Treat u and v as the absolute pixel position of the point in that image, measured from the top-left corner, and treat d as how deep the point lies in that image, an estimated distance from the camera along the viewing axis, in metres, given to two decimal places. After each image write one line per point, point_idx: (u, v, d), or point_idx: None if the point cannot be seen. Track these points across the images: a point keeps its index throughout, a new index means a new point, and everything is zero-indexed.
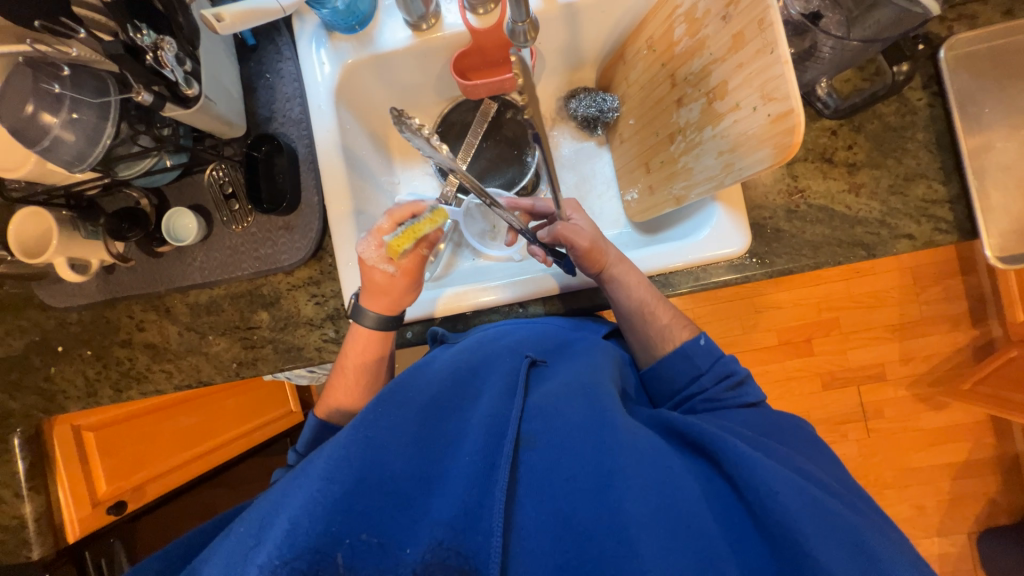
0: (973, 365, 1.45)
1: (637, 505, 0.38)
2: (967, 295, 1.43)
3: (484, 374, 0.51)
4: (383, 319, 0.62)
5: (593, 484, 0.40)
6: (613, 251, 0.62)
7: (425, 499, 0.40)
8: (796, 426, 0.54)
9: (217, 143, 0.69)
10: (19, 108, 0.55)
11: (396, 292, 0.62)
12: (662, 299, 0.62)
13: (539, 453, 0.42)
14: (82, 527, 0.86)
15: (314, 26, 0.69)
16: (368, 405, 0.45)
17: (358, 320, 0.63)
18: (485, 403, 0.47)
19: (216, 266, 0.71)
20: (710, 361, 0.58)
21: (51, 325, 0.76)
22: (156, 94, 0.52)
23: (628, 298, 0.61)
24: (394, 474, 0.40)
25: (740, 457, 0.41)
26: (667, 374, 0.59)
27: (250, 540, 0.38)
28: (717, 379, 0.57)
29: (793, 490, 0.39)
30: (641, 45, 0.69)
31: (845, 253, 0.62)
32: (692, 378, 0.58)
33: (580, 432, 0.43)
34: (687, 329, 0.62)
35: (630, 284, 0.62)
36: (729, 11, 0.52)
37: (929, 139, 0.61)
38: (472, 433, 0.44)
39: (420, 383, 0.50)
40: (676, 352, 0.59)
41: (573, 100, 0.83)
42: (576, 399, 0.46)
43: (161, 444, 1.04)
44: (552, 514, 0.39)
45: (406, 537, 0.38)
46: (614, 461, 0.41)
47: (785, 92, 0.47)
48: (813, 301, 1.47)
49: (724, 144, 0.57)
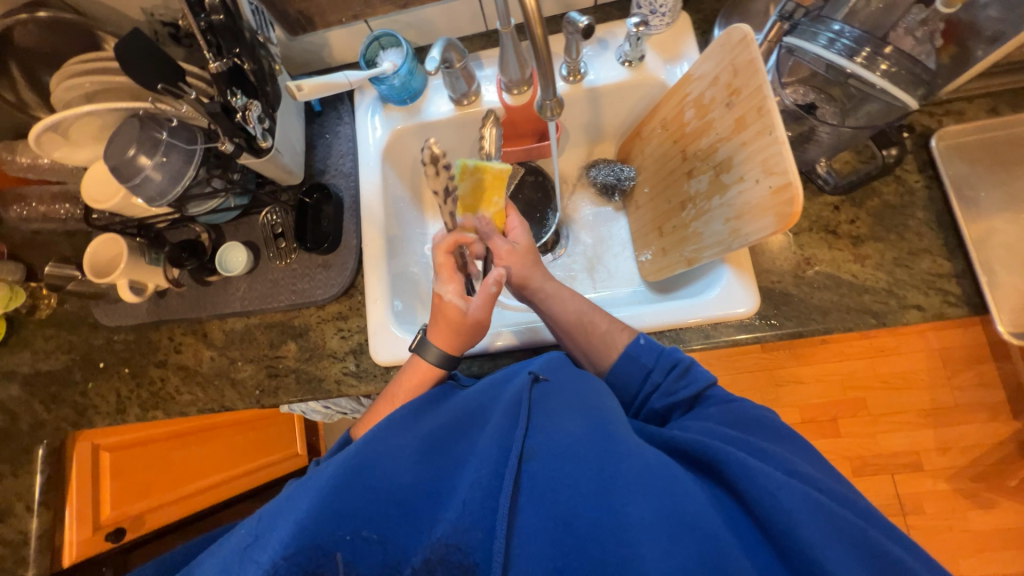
0: (1019, 461, 1.35)
1: (639, 509, 0.39)
2: (1004, 384, 1.37)
3: (494, 393, 0.53)
4: (446, 356, 0.62)
5: (594, 487, 0.41)
6: (539, 269, 0.67)
7: (431, 507, 0.41)
8: (762, 416, 0.52)
9: (276, 189, 0.78)
10: (123, 150, 0.64)
11: (462, 334, 0.62)
12: (600, 309, 0.64)
13: (540, 462, 0.43)
14: (78, 551, 0.88)
15: (372, 98, 0.81)
16: (377, 425, 0.47)
17: (420, 354, 0.63)
18: (492, 421, 0.47)
19: (256, 296, 0.77)
20: (653, 356, 0.58)
21: (97, 342, 0.82)
22: (237, 145, 0.62)
23: (563, 312, 0.64)
24: (401, 484, 0.41)
25: (748, 470, 0.41)
26: (619, 381, 0.60)
27: (255, 545, 0.40)
28: (666, 371, 0.57)
29: (797, 496, 0.39)
30: (654, 125, 0.78)
31: (854, 320, 0.64)
32: (643, 378, 0.58)
33: (584, 444, 0.44)
34: (626, 333, 0.62)
35: (561, 300, 0.64)
36: (731, 100, 0.60)
37: (929, 218, 0.65)
38: (481, 445, 0.45)
39: (429, 405, 0.51)
40: (621, 356, 0.59)
41: (593, 169, 0.91)
42: (575, 415, 0.47)
43: (170, 473, 1.05)
44: (553, 516, 0.40)
45: (414, 539, 0.39)
46: (617, 467, 0.41)
47: (783, 167, 0.53)
48: (837, 379, 1.43)
49: (730, 212, 0.62)
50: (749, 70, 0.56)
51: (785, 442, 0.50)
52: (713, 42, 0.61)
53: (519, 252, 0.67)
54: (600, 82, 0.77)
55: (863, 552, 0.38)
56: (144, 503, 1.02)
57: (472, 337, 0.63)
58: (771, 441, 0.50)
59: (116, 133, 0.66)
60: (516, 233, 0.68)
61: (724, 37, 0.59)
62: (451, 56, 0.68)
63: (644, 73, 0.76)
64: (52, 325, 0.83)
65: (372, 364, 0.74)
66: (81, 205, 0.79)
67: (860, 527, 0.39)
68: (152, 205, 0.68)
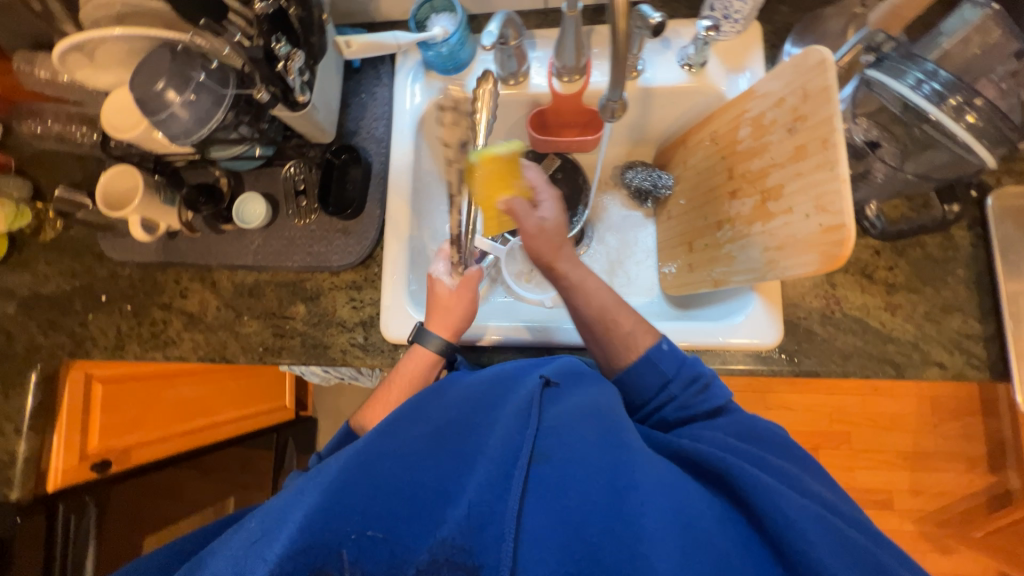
0: (987, 514, 1.38)
1: (652, 522, 0.38)
2: (988, 440, 1.39)
3: (503, 391, 0.52)
4: (446, 344, 0.64)
5: (607, 496, 0.40)
6: (568, 248, 0.60)
7: (438, 506, 0.39)
8: (767, 428, 0.54)
9: (303, 144, 0.75)
10: (151, 82, 0.61)
11: (461, 310, 0.65)
12: (626, 305, 0.60)
13: (551, 466, 0.42)
14: (64, 478, 0.87)
15: (415, 62, 0.77)
16: (387, 423, 0.46)
17: (420, 342, 0.64)
18: (501, 420, 0.46)
19: (270, 253, 0.75)
20: (675, 365, 0.57)
21: (101, 274, 0.80)
22: (272, 95, 0.59)
23: (587, 306, 0.59)
24: (410, 480, 0.41)
25: (758, 484, 0.41)
26: (634, 385, 0.58)
27: (264, 536, 0.39)
28: (686, 384, 0.56)
29: (808, 515, 0.39)
30: (703, 136, 0.75)
31: (873, 368, 0.63)
32: (660, 387, 0.57)
33: (596, 452, 0.43)
34: (649, 334, 0.59)
35: (591, 290, 0.60)
36: (795, 125, 0.57)
37: (968, 276, 0.63)
38: (489, 445, 0.43)
39: (437, 399, 0.51)
40: (641, 359, 0.57)
41: (630, 170, 0.88)
42: (587, 419, 0.46)
43: (160, 411, 1.05)
44: (565, 522, 0.38)
45: (418, 539, 0.38)
46: (630, 478, 0.41)
47: (838, 207, 0.51)
48: (826, 411, 1.44)
49: (771, 242, 0.60)
50: (821, 97, 0.53)
51: (786, 455, 0.51)
52: (785, 61, 0.58)
53: (548, 231, 0.59)
54: (655, 82, 0.74)
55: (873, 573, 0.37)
56: (132, 437, 1.00)
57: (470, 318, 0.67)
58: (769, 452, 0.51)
59: (144, 62, 0.62)
60: (545, 209, 0.60)
61: (800, 58, 0.56)
62: (508, 32, 0.65)
63: (705, 79, 0.73)
64: (55, 250, 0.81)
65: (380, 340, 0.73)
66: (98, 130, 0.76)
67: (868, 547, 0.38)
68: (175, 143, 0.65)
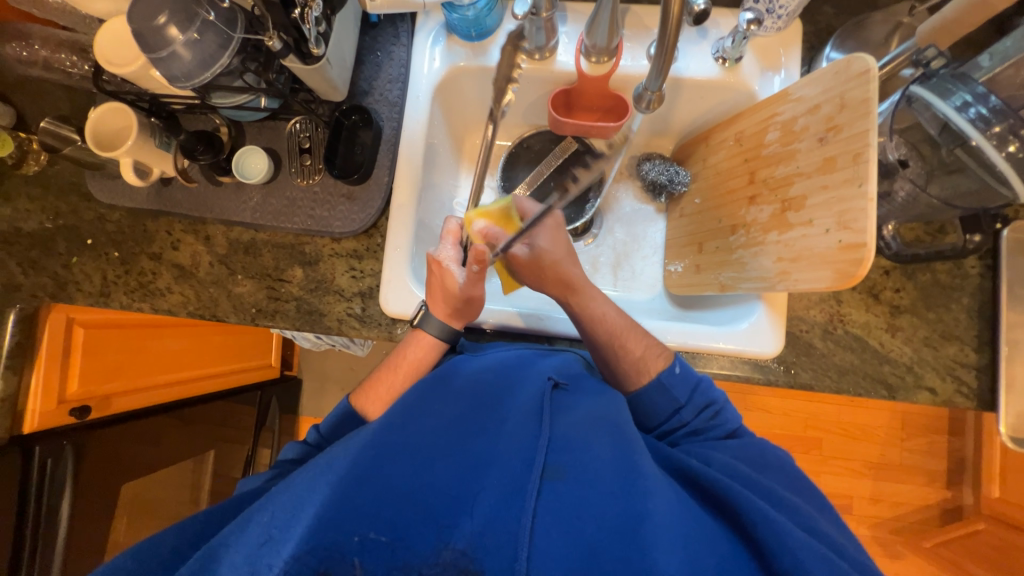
0: (937, 525, 1.45)
1: (667, 554, 0.37)
2: (948, 456, 1.45)
3: (515, 398, 0.52)
4: (446, 328, 0.62)
5: (619, 523, 0.39)
6: (574, 271, 0.62)
7: (447, 515, 0.40)
8: (777, 459, 0.54)
9: (311, 99, 0.71)
10: (151, 16, 0.56)
11: (463, 307, 0.62)
12: (636, 328, 0.61)
13: (564, 482, 0.42)
14: (41, 420, 0.84)
15: (436, 23, 0.73)
16: (397, 421, 0.47)
17: (422, 327, 0.63)
18: (512, 429, 0.47)
19: (269, 212, 0.72)
20: (687, 392, 0.58)
21: (87, 217, 0.76)
22: (284, 43, 0.56)
23: (598, 329, 0.60)
24: (424, 485, 0.41)
25: (767, 520, 0.41)
26: (647, 408, 0.59)
27: (270, 534, 0.39)
28: (697, 411, 0.58)
29: (819, 558, 0.39)
30: (728, 135, 0.72)
31: (866, 387, 0.64)
32: (672, 412, 0.58)
33: (609, 473, 0.43)
34: (661, 358, 0.60)
35: (597, 313, 0.61)
36: (827, 135, 0.55)
37: (972, 306, 0.64)
38: (500, 454, 0.44)
39: (448, 398, 0.51)
40: (653, 384, 0.58)
41: (647, 163, 0.86)
42: (600, 434, 0.47)
43: (143, 360, 1.02)
44: (576, 545, 0.38)
45: (425, 547, 0.38)
46: (644, 504, 0.40)
47: (862, 226, 0.50)
48: (801, 416, 1.48)
49: (786, 252, 0.59)
50: (859, 109, 0.51)
51: (794, 487, 0.52)
52: (826, 67, 0.56)
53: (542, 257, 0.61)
54: (687, 72, 0.71)
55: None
56: (112, 386, 0.97)
57: (468, 314, 0.63)
58: (780, 483, 0.51)
59: None
60: (537, 236, 0.62)
61: (842, 65, 0.54)
62: (541, 3, 0.61)
63: (737, 76, 0.70)
64: (38, 185, 0.76)
65: (378, 312, 0.71)
66: (91, 60, 0.71)
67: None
68: (174, 84, 0.60)
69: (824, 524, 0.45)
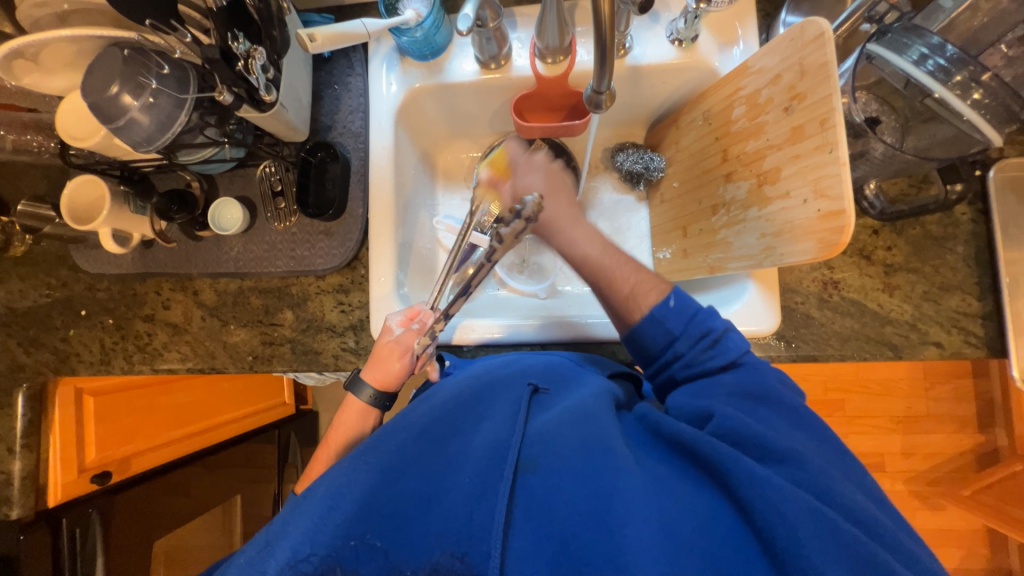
0: (975, 472, 1.42)
1: (636, 529, 0.38)
2: (977, 400, 1.42)
3: (493, 399, 0.52)
4: (379, 396, 0.62)
5: (592, 504, 0.40)
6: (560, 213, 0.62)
7: (426, 518, 0.41)
8: (801, 410, 0.50)
9: (275, 142, 0.71)
10: (104, 87, 0.56)
11: (392, 368, 0.62)
12: (625, 259, 0.59)
13: (536, 474, 0.43)
14: (64, 492, 0.85)
15: (388, 49, 0.73)
16: (373, 434, 0.46)
17: (355, 392, 0.63)
18: (487, 428, 0.48)
19: (251, 259, 0.72)
20: (683, 322, 0.55)
21: (78, 288, 0.77)
22: (236, 95, 0.57)
23: (585, 268, 0.60)
24: (399, 493, 0.41)
25: (751, 477, 0.40)
26: (643, 341, 0.57)
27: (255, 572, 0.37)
28: (694, 342, 0.54)
29: (800, 511, 0.38)
30: (697, 115, 0.71)
31: (871, 350, 0.63)
32: (666, 344, 0.55)
33: (579, 458, 0.44)
34: (656, 291, 0.57)
35: (579, 254, 0.60)
36: (792, 104, 0.54)
37: (968, 253, 0.62)
38: (475, 454, 0.45)
39: (425, 403, 0.51)
40: (646, 319, 0.56)
41: (621, 154, 0.85)
42: (573, 423, 0.47)
43: (157, 417, 1.04)
44: (550, 533, 0.40)
45: (411, 551, 0.39)
46: (615, 483, 0.41)
47: (838, 192, 0.49)
48: (820, 380, 1.45)
49: (768, 228, 0.58)
50: (819, 74, 0.50)
51: (813, 434, 0.49)
52: (781, 34, 0.54)
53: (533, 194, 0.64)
54: (644, 59, 0.70)
55: (858, 562, 0.37)
56: (129, 447, 0.99)
57: (387, 381, 0.62)
58: (779, 418, 0.49)
59: (95, 64, 0.57)
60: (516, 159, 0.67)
61: (796, 31, 0.52)
62: (485, 13, 0.62)
63: (695, 56, 0.69)
64: (27, 264, 0.78)
65: (371, 343, 0.71)
66: (57, 138, 0.71)
67: (859, 538, 0.38)
68: (138, 150, 0.61)
69: (812, 458, 0.44)
